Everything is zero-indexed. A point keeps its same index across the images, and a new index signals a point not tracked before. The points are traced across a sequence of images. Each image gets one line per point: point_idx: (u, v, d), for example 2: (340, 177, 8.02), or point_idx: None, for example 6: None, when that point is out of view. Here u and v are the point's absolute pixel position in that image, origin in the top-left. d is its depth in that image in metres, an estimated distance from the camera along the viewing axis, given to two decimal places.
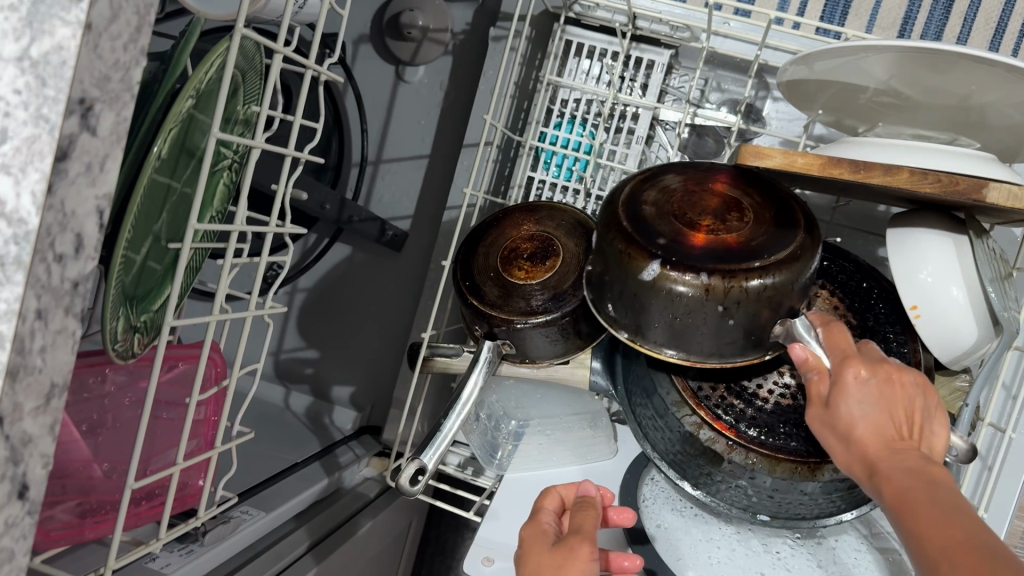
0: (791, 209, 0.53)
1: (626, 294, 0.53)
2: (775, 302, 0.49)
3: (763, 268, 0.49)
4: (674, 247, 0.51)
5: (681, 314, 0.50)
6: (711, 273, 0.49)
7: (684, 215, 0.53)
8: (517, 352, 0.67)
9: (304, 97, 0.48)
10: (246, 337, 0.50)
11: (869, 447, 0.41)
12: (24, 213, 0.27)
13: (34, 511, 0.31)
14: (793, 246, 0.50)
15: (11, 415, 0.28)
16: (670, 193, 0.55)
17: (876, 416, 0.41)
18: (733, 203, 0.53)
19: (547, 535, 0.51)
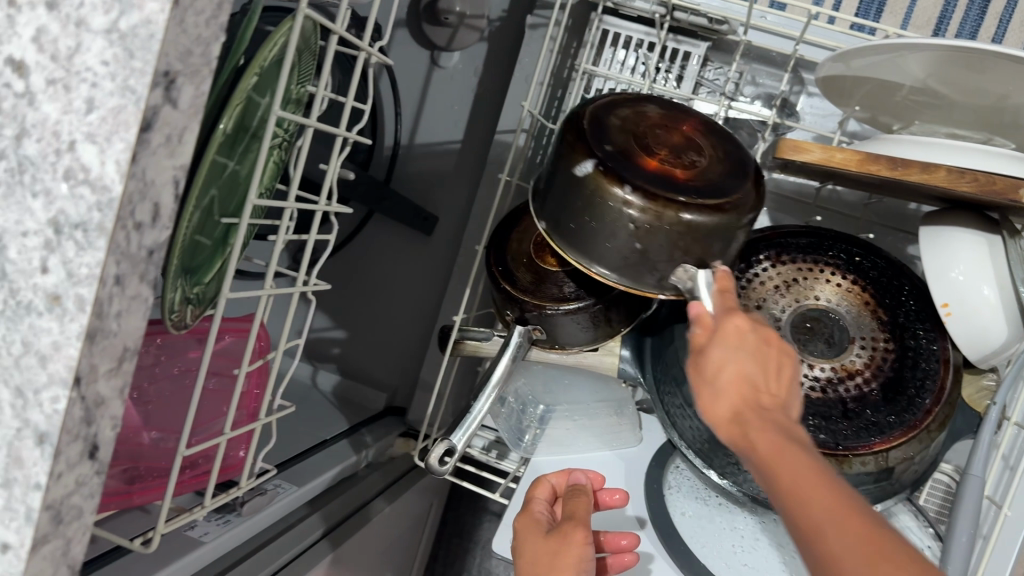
0: (746, 176, 0.54)
1: (558, 191, 0.54)
2: (687, 241, 0.50)
3: (690, 202, 0.50)
4: (617, 153, 0.52)
5: (589, 214, 0.52)
6: (635, 184, 0.50)
7: (644, 138, 0.55)
8: (547, 338, 0.68)
9: (356, 78, 0.48)
10: (290, 313, 0.50)
11: (730, 406, 0.40)
12: (109, 180, 0.28)
13: (101, 472, 0.32)
14: (729, 200, 0.51)
15: (87, 377, 0.29)
16: (642, 121, 0.56)
17: (750, 372, 0.41)
18: (693, 147, 0.55)
19: (542, 523, 0.54)
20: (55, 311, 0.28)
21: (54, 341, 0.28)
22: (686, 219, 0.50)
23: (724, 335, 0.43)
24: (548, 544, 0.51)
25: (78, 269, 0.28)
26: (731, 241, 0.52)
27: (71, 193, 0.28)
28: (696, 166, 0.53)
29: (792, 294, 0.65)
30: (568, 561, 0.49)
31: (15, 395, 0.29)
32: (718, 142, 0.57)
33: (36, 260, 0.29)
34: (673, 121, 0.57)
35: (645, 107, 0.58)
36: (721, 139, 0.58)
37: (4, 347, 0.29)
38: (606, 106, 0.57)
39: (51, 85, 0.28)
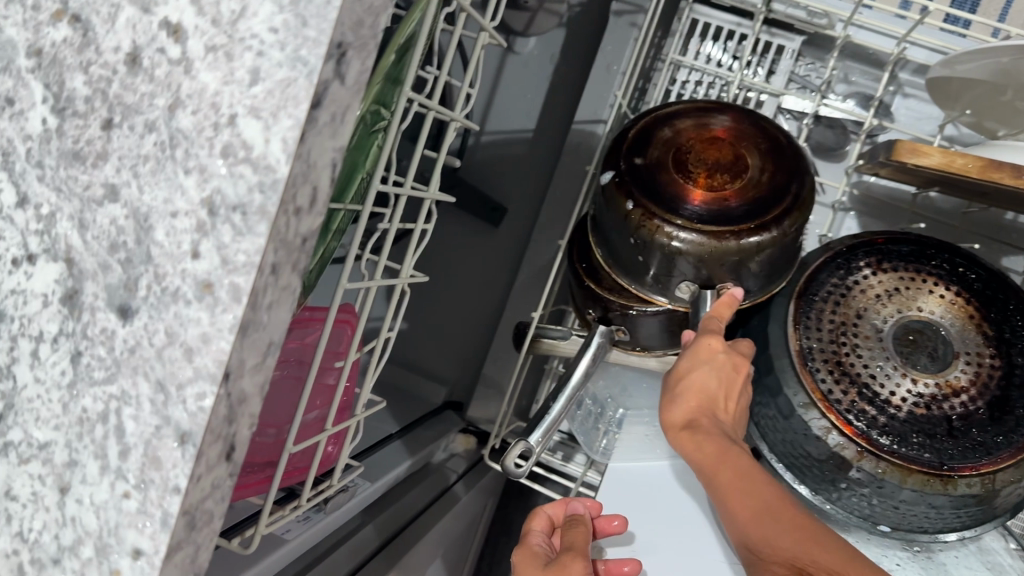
0: (780, 199, 0.50)
1: (607, 221, 0.54)
2: (685, 263, 0.50)
3: (686, 228, 0.49)
4: (647, 167, 0.52)
5: (606, 218, 0.54)
6: (637, 202, 0.50)
7: (685, 151, 0.52)
8: (630, 339, 0.65)
9: (475, 61, 0.46)
10: (395, 309, 0.49)
11: (685, 412, 0.46)
12: (273, 160, 0.25)
13: (234, 474, 0.29)
14: (733, 228, 0.48)
15: (236, 372, 0.27)
16: (693, 133, 0.53)
17: (709, 384, 0.46)
18: (738, 164, 0.51)
19: (540, 559, 0.52)
20: (205, 300, 0.26)
21: (203, 333, 0.26)
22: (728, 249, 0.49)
23: (692, 358, 0.47)
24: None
25: (234, 256, 0.26)
26: (746, 267, 0.50)
27: (230, 171, 0.26)
28: (722, 190, 0.50)
29: (894, 303, 0.61)
30: None
31: (156, 389, 0.27)
32: (776, 160, 0.52)
33: (185, 243, 0.26)
34: (725, 135, 0.53)
35: (713, 117, 0.54)
36: (783, 157, 0.52)
37: (145, 336, 0.27)
38: (672, 114, 0.55)
39: (211, 52, 0.26)
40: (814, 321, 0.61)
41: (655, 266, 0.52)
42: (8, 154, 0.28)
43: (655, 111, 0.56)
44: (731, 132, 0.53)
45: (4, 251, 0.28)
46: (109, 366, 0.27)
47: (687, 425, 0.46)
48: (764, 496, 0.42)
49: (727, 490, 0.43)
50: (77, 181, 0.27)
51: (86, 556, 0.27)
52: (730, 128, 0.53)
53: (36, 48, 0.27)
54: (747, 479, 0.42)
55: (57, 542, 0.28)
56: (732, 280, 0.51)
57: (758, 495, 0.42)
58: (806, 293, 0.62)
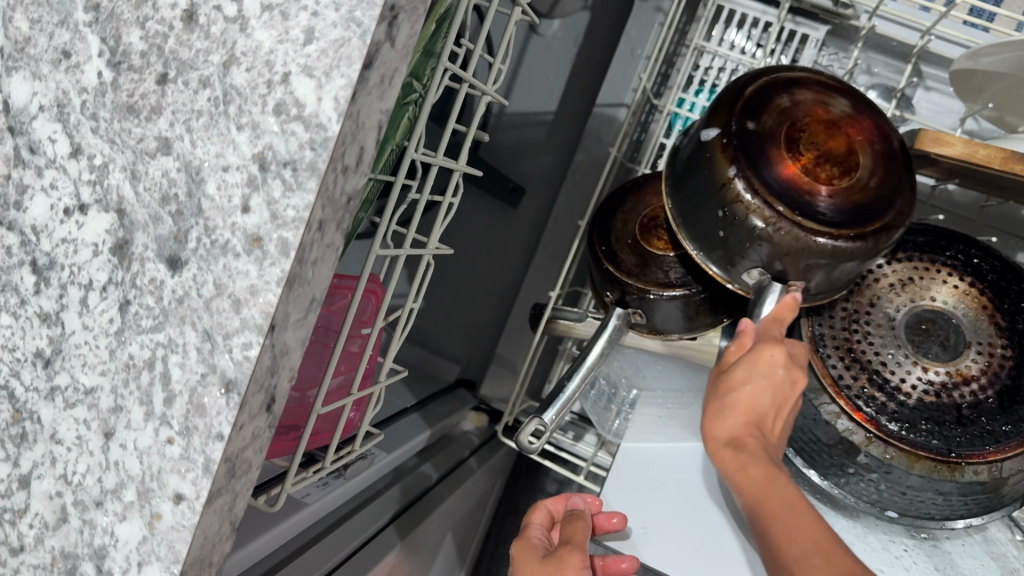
0: (882, 210, 0.48)
1: (695, 178, 0.52)
2: (770, 247, 0.49)
3: (787, 217, 0.47)
4: (759, 135, 0.50)
5: (696, 172, 0.52)
6: (741, 170, 0.48)
7: (799, 130, 0.50)
8: (646, 323, 0.65)
9: (510, 37, 0.46)
10: (420, 282, 0.49)
11: (734, 425, 0.45)
12: (325, 118, 0.26)
13: (272, 426, 0.30)
14: (832, 231, 0.47)
15: (280, 325, 0.27)
16: (814, 111, 0.50)
17: (762, 398, 0.45)
18: (849, 160, 0.49)
19: (538, 549, 0.55)
20: (254, 254, 0.27)
21: (251, 285, 0.27)
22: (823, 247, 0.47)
23: (750, 368, 0.46)
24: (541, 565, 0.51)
25: (284, 211, 0.26)
26: (824, 271, 0.49)
27: (282, 128, 0.26)
28: (833, 185, 0.48)
29: (908, 293, 0.61)
30: None
31: (202, 338, 0.27)
32: (887, 164, 0.50)
33: (236, 197, 0.27)
34: (844, 122, 0.50)
35: (832, 98, 0.51)
36: (893, 164, 0.50)
37: (194, 287, 0.27)
38: (791, 82, 0.52)
39: (267, 11, 0.26)
40: (827, 310, 0.61)
41: (732, 238, 0.50)
42: (63, 105, 0.28)
43: (775, 74, 0.53)
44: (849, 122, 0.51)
45: (56, 201, 0.29)
46: (157, 315, 0.28)
47: (731, 440, 0.45)
48: (805, 521, 0.41)
49: (772, 516, 0.42)
50: (131, 133, 0.28)
51: (128, 500, 0.28)
52: (849, 116, 0.51)
53: (94, 2, 0.28)
54: (792, 510, 0.42)
55: (99, 485, 0.28)
56: (803, 279, 0.50)
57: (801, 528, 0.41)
58: None
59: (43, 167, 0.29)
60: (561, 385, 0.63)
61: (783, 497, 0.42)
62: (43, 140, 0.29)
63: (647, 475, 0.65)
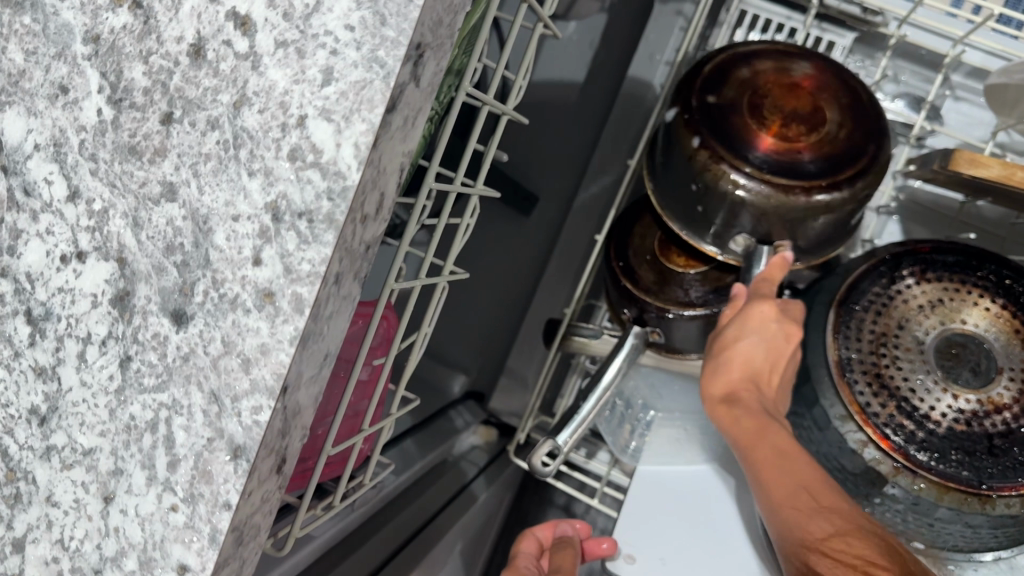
0: (857, 161, 0.45)
1: (670, 162, 0.49)
2: (748, 215, 0.45)
3: (756, 176, 0.44)
4: (716, 106, 0.47)
5: (668, 155, 0.49)
6: (704, 140, 0.46)
7: (761, 96, 0.47)
8: (663, 342, 0.63)
9: (532, 55, 0.43)
10: (432, 308, 0.47)
11: (727, 384, 0.42)
12: (344, 166, 0.24)
13: (283, 487, 0.28)
14: (805, 183, 0.44)
15: (293, 385, 0.25)
16: (771, 75, 0.48)
17: (759, 353, 0.41)
18: (814, 117, 0.46)
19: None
20: (266, 310, 0.25)
21: (262, 344, 0.25)
22: (801, 204, 0.44)
23: (741, 326, 0.42)
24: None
25: (298, 265, 0.24)
26: (810, 226, 0.45)
27: (297, 176, 0.24)
28: (800, 140, 0.46)
29: (938, 314, 0.59)
30: None
31: (209, 400, 0.25)
32: (855, 117, 0.47)
33: (247, 248, 0.25)
34: (805, 81, 0.48)
35: (794, 62, 0.49)
36: (862, 116, 0.47)
37: (200, 344, 0.25)
38: (748, 54, 0.50)
39: (281, 48, 0.24)
40: (855, 331, 0.59)
41: (712, 211, 0.47)
42: (60, 144, 0.26)
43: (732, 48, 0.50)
44: (812, 82, 0.48)
45: (52, 247, 0.27)
46: (160, 373, 0.26)
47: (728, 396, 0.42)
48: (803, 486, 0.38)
49: (761, 462, 0.39)
50: (133, 177, 0.26)
51: (129, 569, 0.26)
52: (812, 76, 0.48)
53: (94, 34, 0.26)
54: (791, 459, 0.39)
55: (96, 552, 0.26)
56: (791, 238, 0.46)
57: (803, 483, 0.38)
58: (847, 301, 0.61)
59: (38, 211, 0.27)
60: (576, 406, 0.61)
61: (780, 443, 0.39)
62: (39, 182, 0.27)
63: (662, 497, 0.63)
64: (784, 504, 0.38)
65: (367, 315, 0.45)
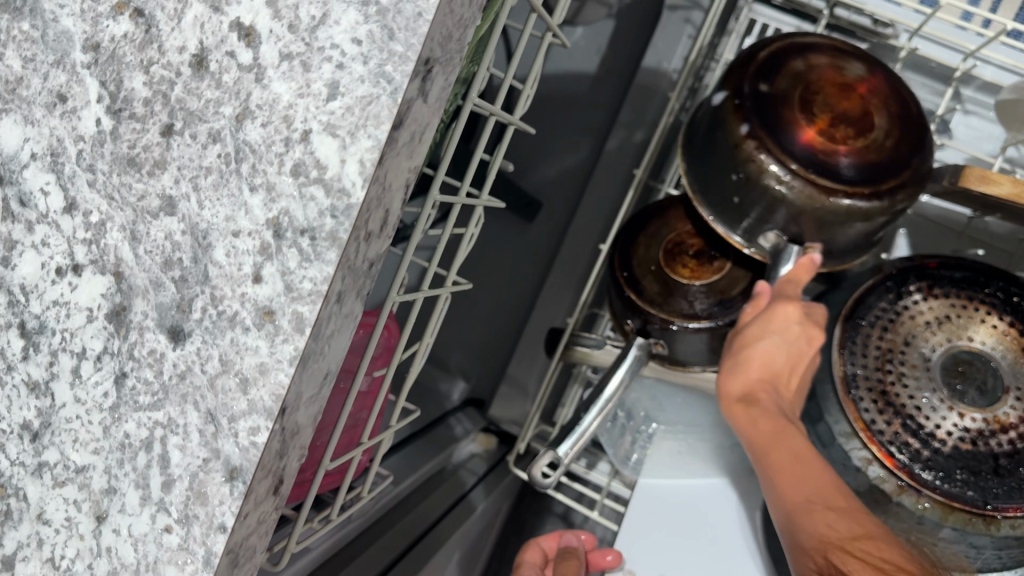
0: (899, 171, 0.45)
1: (710, 141, 0.49)
2: (786, 210, 0.45)
3: (801, 175, 0.44)
4: (767, 97, 0.46)
5: (709, 136, 0.49)
6: (752, 129, 0.45)
7: (814, 90, 0.46)
8: (667, 353, 0.63)
9: (540, 65, 0.42)
10: (434, 319, 0.46)
11: (744, 383, 0.43)
12: (348, 183, 0.23)
13: (279, 508, 0.27)
14: (848, 189, 0.44)
15: (292, 406, 0.25)
16: (829, 71, 0.47)
17: (777, 355, 0.43)
18: (865, 120, 0.45)
19: None
20: (265, 328, 0.24)
21: (261, 363, 0.24)
22: (839, 206, 0.44)
23: (761, 326, 0.44)
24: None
25: (299, 283, 0.24)
26: (844, 228, 0.46)
27: (300, 192, 0.24)
28: (851, 144, 0.45)
29: (945, 331, 0.58)
30: None
31: (206, 420, 0.25)
32: (904, 127, 0.46)
33: (248, 265, 0.24)
34: (862, 84, 0.46)
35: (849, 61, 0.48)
36: (911, 126, 0.46)
37: (197, 362, 0.25)
38: (805, 45, 0.48)
39: (286, 61, 0.24)
40: (860, 347, 0.59)
41: (748, 200, 0.47)
42: (56, 154, 0.26)
43: (789, 39, 0.49)
44: (866, 83, 0.47)
45: (48, 259, 0.26)
46: (156, 391, 0.25)
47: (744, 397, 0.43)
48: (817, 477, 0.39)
49: (778, 462, 0.40)
50: (131, 189, 0.25)
51: None
52: (866, 80, 0.47)
53: (93, 42, 0.25)
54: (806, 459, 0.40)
55: (87, 572, 0.26)
56: (819, 240, 0.47)
57: (818, 484, 0.39)
58: (853, 316, 0.60)
59: (34, 222, 0.26)
60: (577, 416, 0.61)
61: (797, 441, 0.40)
62: (35, 192, 0.26)
63: (665, 514, 0.62)
64: (799, 502, 0.39)
65: (369, 325, 0.44)
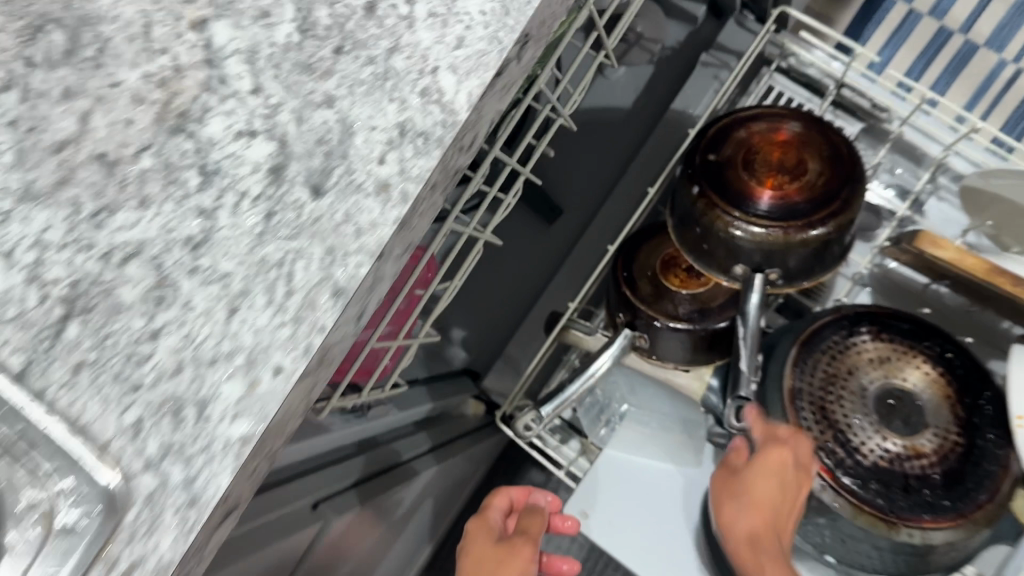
0: (829, 199, 0.67)
1: (684, 199, 0.71)
2: (740, 245, 0.67)
3: (744, 218, 0.66)
4: (719, 163, 0.70)
5: (678, 196, 0.72)
6: (702, 190, 0.69)
7: (753, 153, 0.70)
8: (648, 347, 0.73)
9: (589, 77, 0.53)
10: (464, 266, 0.57)
11: (745, 531, 0.62)
12: (459, 107, 0.36)
13: (354, 334, 0.37)
14: (783, 226, 0.66)
15: (386, 253, 0.36)
16: (768, 137, 0.71)
17: (748, 532, 0.62)
18: (799, 169, 0.69)
19: (491, 531, 0.68)
20: (382, 197, 0.35)
21: (373, 219, 0.35)
22: (776, 236, 0.66)
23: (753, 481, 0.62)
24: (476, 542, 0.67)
25: (412, 168, 0.35)
26: (790, 254, 0.67)
27: (424, 107, 0.36)
28: (786, 188, 0.68)
29: (883, 369, 0.69)
30: (512, 569, 0.63)
31: (326, 252, 0.35)
32: (833, 166, 0.68)
33: (377, 150, 0.35)
34: (790, 141, 0.71)
35: (787, 123, 0.71)
36: (840, 165, 0.68)
37: (328, 213, 0.35)
38: (750, 117, 0.72)
39: (432, 17, 0.37)
40: (810, 368, 0.69)
41: (719, 242, 0.69)
42: (255, 51, 0.37)
43: (737, 114, 0.73)
44: (796, 141, 0.71)
45: (232, 123, 0.36)
46: (294, 227, 0.35)
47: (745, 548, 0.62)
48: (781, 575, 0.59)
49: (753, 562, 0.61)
50: (304, 85, 0.36)
51: (237, 363, 0.34)
52: (799, 134, 0.71)
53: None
54: (790, 495, 0.62)
55: (215, 349, 0.34)
56: (775, 266, 0.68)
57: (791, 507, 0.62)
58: (810, 343, 0.70)
59: (226, 96, 0.36)
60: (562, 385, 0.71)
61: (782, 492, 0.62)
62: (233, 75, 0.36)
63: (624, 488, 0.72)
64: None
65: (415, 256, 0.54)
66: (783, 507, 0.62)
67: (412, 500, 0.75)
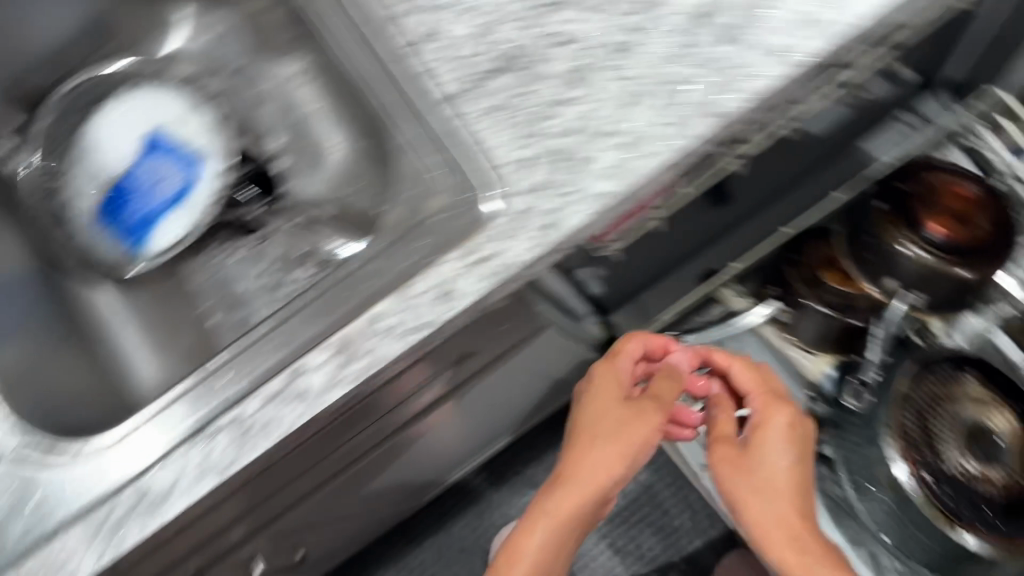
0: (987, 253, 0.77)
1: (865, 212, 0.81)
2: (904, 265, 0.78)
3: (914, 241, 0.76)
4: (905, 192, 0.80)
5: (858, 208, 0.82)
6: (885, 210, 0.79)
7: (935, 196, 0.80)
8: (784, 320, 0.87)
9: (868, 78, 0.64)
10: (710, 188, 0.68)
11: (770, 517, 0.62)
12: (853, 21, 0.47)
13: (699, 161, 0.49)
14: (943, 261, 0.76)
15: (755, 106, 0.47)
16: (951, 186, 0.81)
17: (773, 513, 0.62)
18: (967, 220, 0.79)
19: (618, 386, 0.69)
20: (779, 57, 0.47)
21: (763, 75, 0.46)
22: (937, 266, 0.77)
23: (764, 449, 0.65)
24: (581, 441, 0.65)
25: (806, 49, 0.47)
26: (941, 285, 0.79)
27: (827, 12, 0.48)
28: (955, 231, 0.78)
29: (978, 408, 0.79)
30: (637, 436, 0.64)
31: (718, 85, 0.47)
32: (997, 228, 0.79)
33: (783, 28, 0.47)
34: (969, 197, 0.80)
35: (967, 182, 0.81)
36: (1003, 232, 0.78)
37: (732, 55, 0.47)
38: (938, 167, 0.82)
39: None
40: (920, 385, 0.80)
41: (885, 255, 0.78)
42: None
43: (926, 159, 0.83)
44: (973, 198, 0.80)
45: None
46: (700, 60, 0.48)
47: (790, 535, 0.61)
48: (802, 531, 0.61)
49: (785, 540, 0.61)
50: None
51: (621, 139, 0.47)
52: (975, 195, 0.80)
53: None
54: (811, 546, 0.60)
55: (607, 126, 0.47)
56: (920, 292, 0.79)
57: (815, 557, 0.59)
58: (926, 365, 0.81)
59: None
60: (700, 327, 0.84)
61: (801, 536, 0.61)
62: None
63: None
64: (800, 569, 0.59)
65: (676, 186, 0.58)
66: (809, 542, 0.61)
67: (541, 391, 0.86)
